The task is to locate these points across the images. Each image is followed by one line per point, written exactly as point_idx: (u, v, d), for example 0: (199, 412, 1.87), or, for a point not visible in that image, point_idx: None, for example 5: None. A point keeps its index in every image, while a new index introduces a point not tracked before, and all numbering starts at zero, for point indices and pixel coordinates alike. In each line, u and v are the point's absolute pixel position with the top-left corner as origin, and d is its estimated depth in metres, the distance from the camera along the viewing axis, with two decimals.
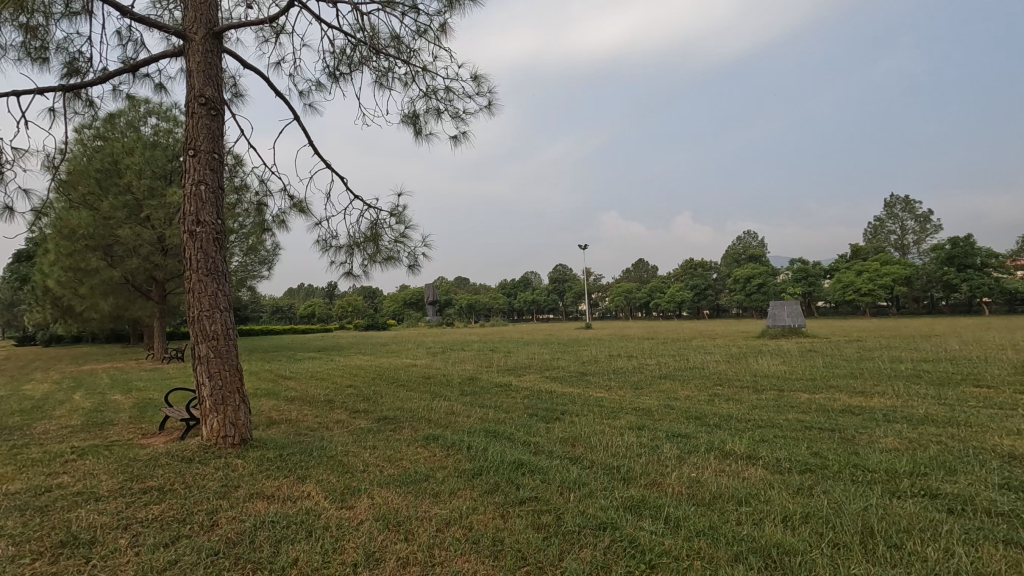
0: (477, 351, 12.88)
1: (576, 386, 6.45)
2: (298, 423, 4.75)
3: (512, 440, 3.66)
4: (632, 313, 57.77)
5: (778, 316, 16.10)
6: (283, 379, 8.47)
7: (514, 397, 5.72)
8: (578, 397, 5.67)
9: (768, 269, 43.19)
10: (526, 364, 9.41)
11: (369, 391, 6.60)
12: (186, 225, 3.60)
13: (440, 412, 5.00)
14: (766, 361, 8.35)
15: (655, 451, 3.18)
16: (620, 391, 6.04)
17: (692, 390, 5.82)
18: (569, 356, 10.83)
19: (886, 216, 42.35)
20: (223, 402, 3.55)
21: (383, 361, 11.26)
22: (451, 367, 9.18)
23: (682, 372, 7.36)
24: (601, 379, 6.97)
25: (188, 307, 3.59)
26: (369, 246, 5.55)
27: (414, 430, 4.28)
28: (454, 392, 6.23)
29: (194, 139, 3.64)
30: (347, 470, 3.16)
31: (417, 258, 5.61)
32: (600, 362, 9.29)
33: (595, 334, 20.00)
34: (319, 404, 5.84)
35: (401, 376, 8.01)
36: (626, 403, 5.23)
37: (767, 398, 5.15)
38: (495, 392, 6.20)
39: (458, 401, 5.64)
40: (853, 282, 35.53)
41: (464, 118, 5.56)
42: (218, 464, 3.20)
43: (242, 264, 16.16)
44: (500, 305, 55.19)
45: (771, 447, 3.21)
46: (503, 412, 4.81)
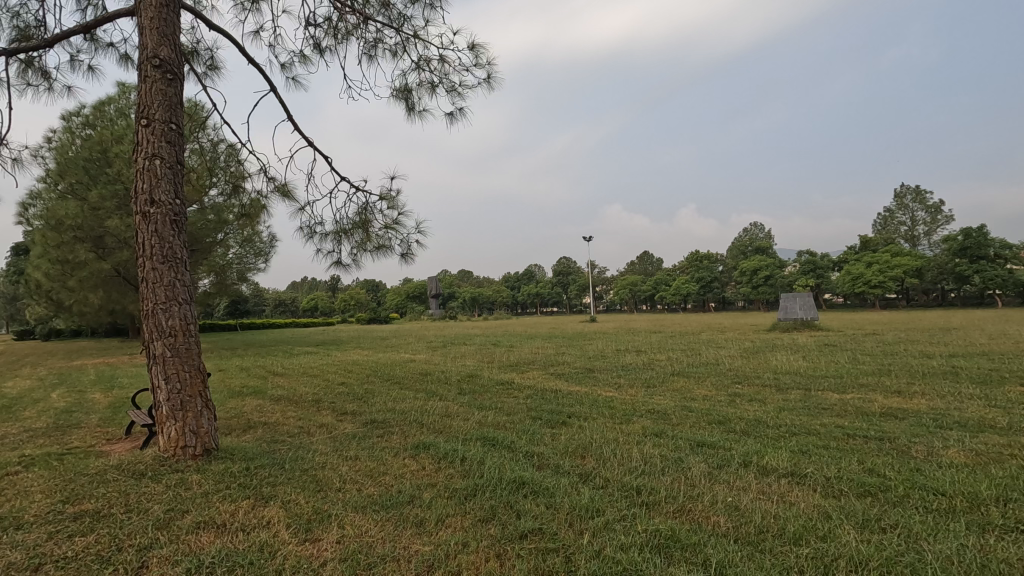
0: (479, 345, 12.44)
1: (583, 385, 5.99)
2: (279, 427, 4.31)
3: (512, 450, 3.21)
4: (637, 306, 57.24)
5: (790, 309, 15.56)
6: (274, 376, 8.05)
7: (516, 397, 5.26)
8: (585, 397, 5.20)
9: (775, 260, 42.54)
10: (529, 359, 8.96)
11: (361, 389, 6.17)
12: (139, 205, 3.14)
13: (435, 414, 4.56)
14: (784, 357, 7.87)
15: (679, 466, 2.72)
16: (631, 390, 5.59)
17: (710, 389, 5.36)
18: (575, 350, 10.37)
19: (896, 207, 41.55)
20: (182, 408, 3.10)
21: (382, 356, 10.84)
22: (451, 363, 8.74)
23: (696, 369, 6.89)
24: (609, 377, 6.49)
25: (142, 299, 3.13)
26: (359, 234, 5.08)
27: (404, 437, 3.83)
28: (452, 391, 5.79)
29: (147, 107, 3.18)
30: (321, 489, 2.71)
31: (411, 247, 5.15)
32: (606, 358, 8.82)
33: (600, 328, 19.51)
34: (306, 405, 5.41)
35: (397, 373, 7.57)
36: (638, 404, 4.77)
37: (793, 399, 4.68)
38: (495, 391, 5.75)
39: (455, 401, 5.19)
40: (862, 274, 34.90)
41: (460, 93, 5.09)
42: (171, 481, 2.76)
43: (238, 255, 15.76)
44: (503, 298, 54.79)
45: (815, 461, 2.75)
46: (504, 415, 4.37)
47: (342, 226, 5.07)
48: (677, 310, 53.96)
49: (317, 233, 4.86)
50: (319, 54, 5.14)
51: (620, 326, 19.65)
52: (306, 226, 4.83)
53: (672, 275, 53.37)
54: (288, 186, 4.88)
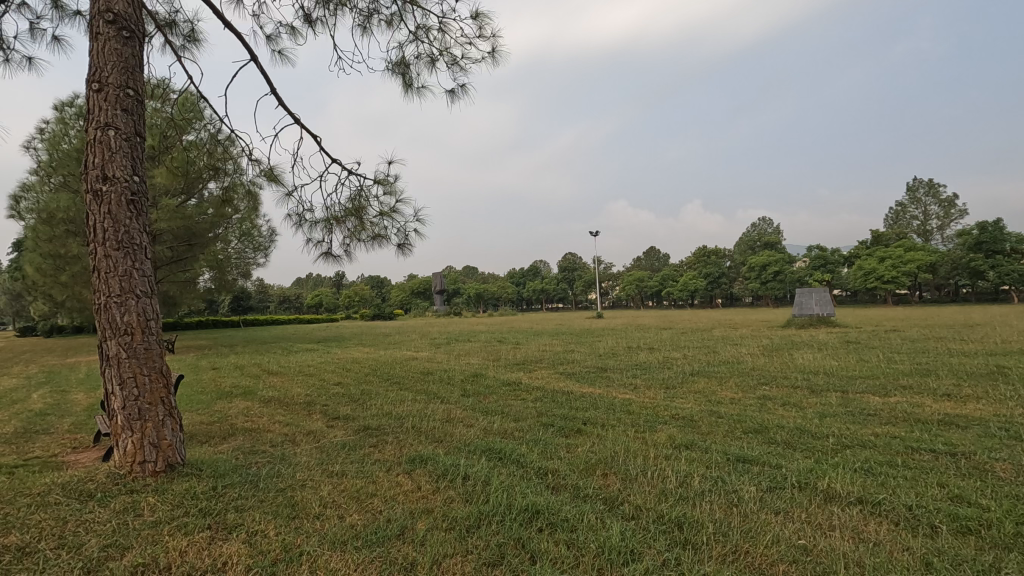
0: (484, 342, 12.01)
1: (596, 386, 5.55)
2: (263, 434, 3.89)
3: (522, 465, 2.77)
4: (643, 302, 56.68)
5: (805, 304, 15.03)
6: (268, 375, 7.65)
7: (525, 400, 4.82)
8: (600, 400, 4.75)
9: (785, 255, 41.88)
10: (536, 357, 8.51)
11: (358, 391, 5.75)
12: (90, 182, 2.71)
13: (436, 420, 4.13)
14: (809, 355, 7.38)
15: (723, 490, 2.28)
16: (649, 392, 5.14)
17: (736, 392, 4.90)
18: (584, 348, 9.92)
19: (908, 201, 40.77)
20: (139, 417, 2.67)
21: (383, 353, 10.42)
22: (454, 361, 8.30)
23: (716, 368, 6.42)
24: (623, 378, 6.04)
25: (94, 291, 2.70)
26: (353, 222, 4.66)
27: (399, 447, 3.40)
28: (455, 393, 5.36)
29: (99, 69, 2.75)
30: (296, 515, 2.28)
31: (410, 238, 4.72)
32: (618, 356, 8.37)
33: (608, 324, 19.03)
34: (296, 408, 4.99)
35: (397, 372, 7.15)
36: (659, 408, 4.32)
37: (832, 403, 4.22)
38: (501, 393, 5.31)
39: (458, 404, 4.76)
40: (874, 269, 34.20)
41: (462, 67, 4.64)
42: (119, 506, 2.33)
43: (237, 250, 15.39)
44: (509, 294, 54.35)
45: (886, 484, 2.30)
46: (512, 421, 3.93)
47: (335, 213, 4.64)
48: (684, 306, 53.36)
49: (306, 220, 4.42)
50: (309, 26, 4.69)
51: (628, 323, 19.19)
52: (295, 212, 4.39)
53: (679, 271, 52.81)
54: (273, 169, 4.44)
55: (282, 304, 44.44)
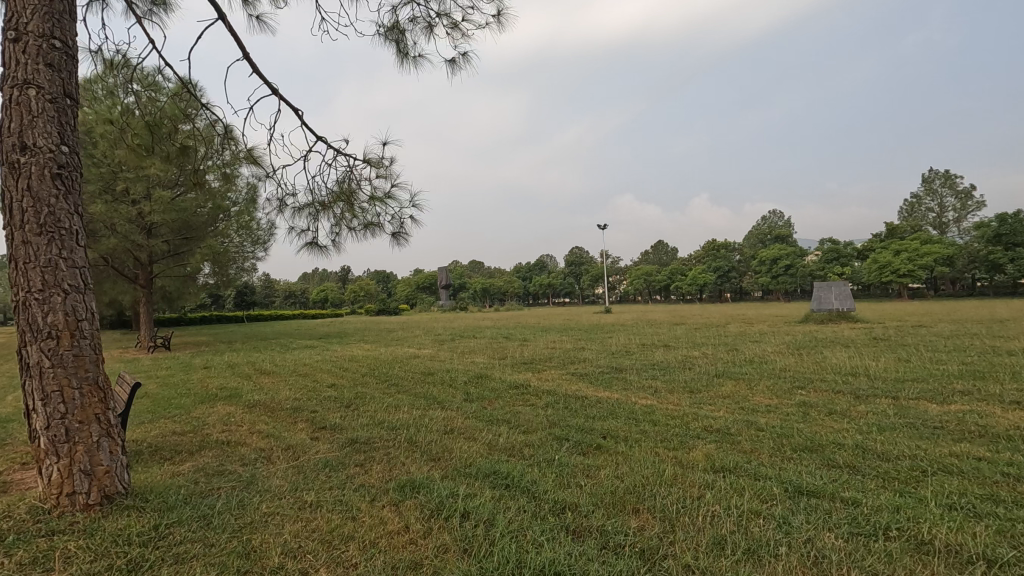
0: (490, 339, 11.51)
1: (614, 390, 5.04)
2: (237, 448, 3.40)
3: (535, 497, 2.28)
4: (651, 296, 56.00)
5: (824, 298, 14.43)
6: (259, 375, 7.17)
7: (537, 407, 4.31)
8: (621, 407, 4.23)
9: (796, 249, 41.14)
10: (545, 355, 8.00)
11: (352, 394, 5.28)
12: (5, 152, 2.22)
13: (434, 431, 3.65)
14: (840, 353, 6.83)
15: (793, 540, 1.78)
16: (671, 397, 4.64)
17: (770, 398, 4.38)
18: (594, 344, 9.42)
19: (924, 193, 39.80)
20: (67, 440, 2.19)
21: (384, 350, 9.97)
22: (458, 360, 7.81)
23: (742, 369, 5.89)
24: (643, 380, 5.52)
25: (12, 288, 2.22)
26: (342, 208, 4.17)
27: (390, 467, 2.92)
28: (458, 397, 4.86)
29: (18, 14, 2.26)
30: (249, 569, 1.81)
31: (406, 227, 4.22)
32: (633, 354, 7.85)
33: (617, 319, 18.52)
34: (283, 415, 4.51)
35: (397, 372, 6.66)
36: (688, 417, 3.80)
37: (884, 413, 3.69)
38: (510, 397, 4.80)
39: (460, 411, 4.27)
40: (889, 263, 33.34)
41: (462, 32, 4.13)
42: (28, 557, 1.86)
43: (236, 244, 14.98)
44: (515, 288, 53.88)
45: (1005, 533, 1.79)
46: (520, 434, 3.44)
47: (321, 198, 4.14)
48: (692, 301, 52.72)
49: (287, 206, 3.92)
50: None
51: (638, 318, 18.67)
52: (275, 197, 3.90)
53: (687, 265, 52.12)
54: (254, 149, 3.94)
55: (288, 299, 44.14)
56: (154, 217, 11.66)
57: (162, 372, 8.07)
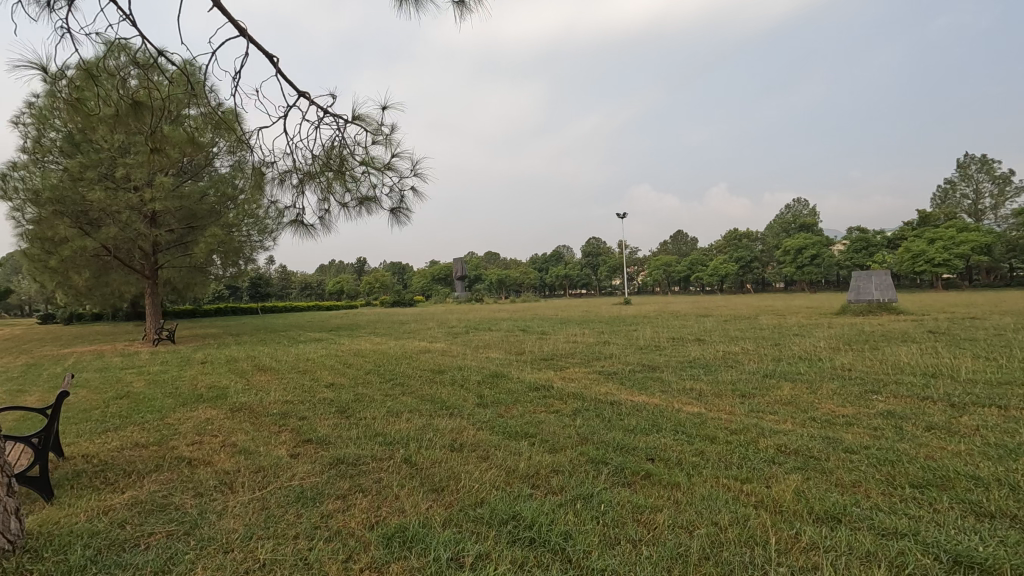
0: (506, 332, 10.84)
1: (651, 394, 4.33)
2: (195, 469, 2.76)
3: (575, 564, 1.63)
4: (670, 287, 54.89)
5: (863, 289, 13.49)
6: (256, 371, 6.60)
7: (566, 417, 3.61)
8: (667, 418, 3.51)
9: (823, 238, 39.76)
10: (567, 351, 7.30)
11: (350, 395, 4.67)
12: None
13: (438, 447, 3.01)
14: (902, 350, 6.03)
15: None
16: (719, 403, 3.93)
17: (841, 406, 3.66)
18: (619, 338, 8.73)
19: (959, 179, 38.01)
20: None
21: (395, 344, 9.39)
22: (471, 355, 7.16)
23: (795, 368, 5.14)
24: (683, 382, 4.78)
25: None
26: (332, 179, 3.54)
27: (379, 501, 2.28)
28: (470, 402, 4.19)
29: None
30: None
31: (407, 203, 3.55)
32: (665, 349, 7.12)
33: (639, 311, 17.73)
34: (267, 422, 3.89)
35: (403, 370, 6.02)
36: (750, 432, 3.09)
37: (999, 430, 2.95)
38: (531, 402, 4.12)
39: (471, 420, 3.62)
40: (923, 251, 31.80)
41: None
42: None
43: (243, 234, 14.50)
44: (532, 280, 53.12)
45: None
46: (545, 455, 2.78)
47: (306, 168, 3.52)
48: (713, 292, 51.48)
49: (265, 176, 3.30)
50: None
51: (660, 310, 17.85)
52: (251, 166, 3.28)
53: (708, 256, 50.89)
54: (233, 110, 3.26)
55: (304, 291, 43.84)
56: (156, 205, 11.19)
57: (156, 369, 7.53)
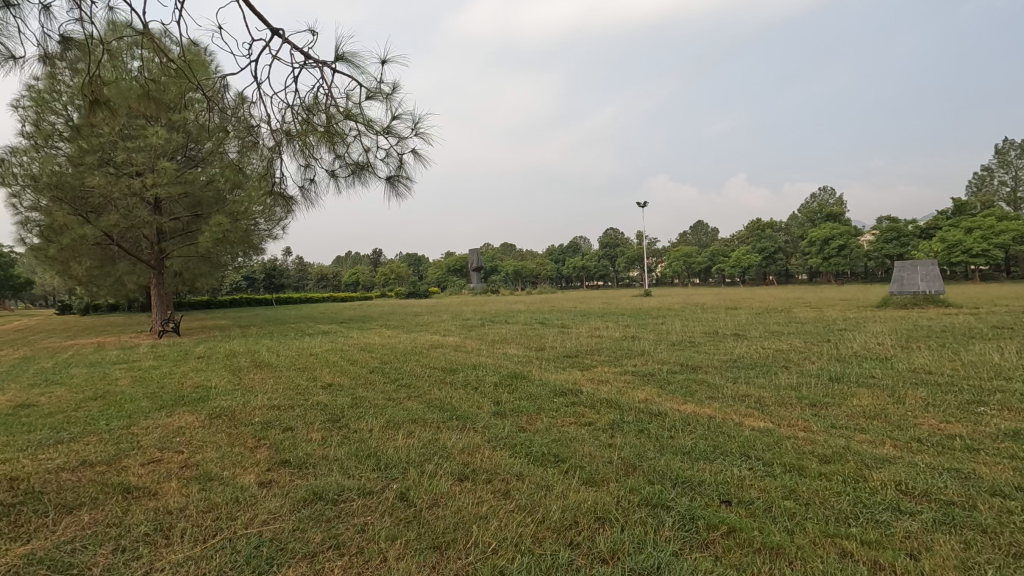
0: (524, 325, 10.17)
1: (700, 403, 3.64)
2: (132, 504, 2.16)
3: None
4: (689, 278, 53.72)
5: (907, 280, 12.52)
6: (251, 369, 6.03)
7: (603, 433, 2.94)
8: (730, 437, 2.81)
9: (851, 228, 38.30)
10: (592, 348, 6.60)
11: (347, 400, 4.05)
12: None
13: (444, 476, 2.36)
14: (983, 347, 5.23)
15: None
16: (787, 416, 3.23)
17: (948, 423, 2.93)
18: (648, 332, 8.01)
19: (997, 165, 36.22)
20: None
21: (406, 338, 8.79)
22: (486, 352, 6.51)
23: (865, 370, 4.39)
24: (734, 388, 4.08)
25: None
26: (315, 141, 2.92)
27: (360, 566, 1.65)
28: (485, 411, 3.54)
29: None
30: None
31: (406, 171, 2.91)
32: (701, 346, 6.39)
33: (662, 304, 16.89)
34: (245, 433, 3.29)
35: (411, 369, 5.40)
36: (846, 460, 2.39)
37: None
38: (557, 413, 3.45)
39: (487, 436, 2.97)
40: (960, 241, 30.25)
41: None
42: None
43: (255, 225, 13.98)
44: (549, 272, 52.30)
45: None
46: (585, 492, 2.12)
47: (283, 126, 2.90)
48: (735, 283, 50.17)
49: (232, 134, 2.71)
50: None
51: (685, 303, 16.99)
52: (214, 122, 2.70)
53: (730, 246, 49.56)
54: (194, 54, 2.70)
55: (319, 282, 43.62)
56: (157, 190, 10.80)
57: (150, 364, 7.03)
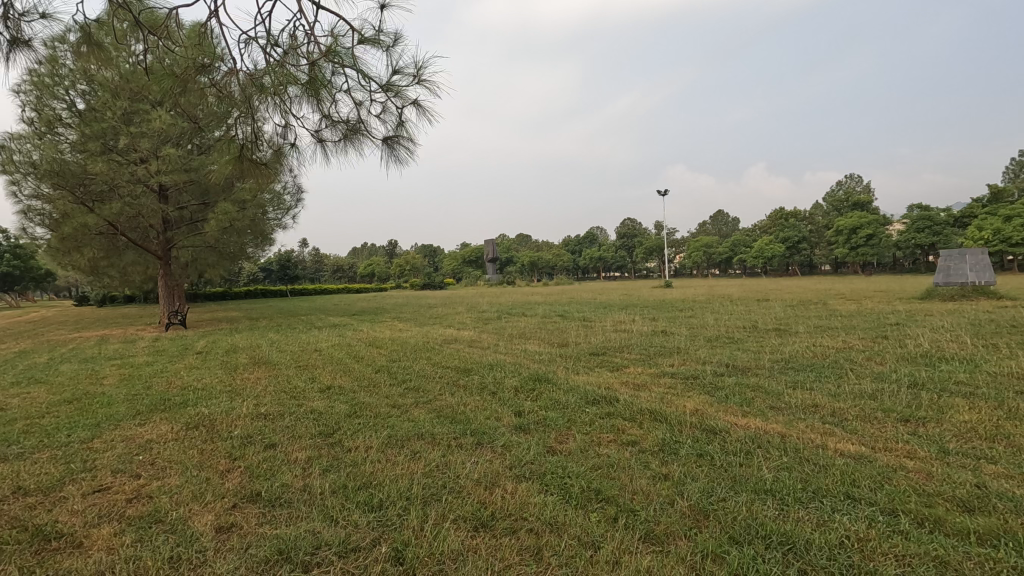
0: (544, 318, 9.59)
1: (762, 416, 3.03)
2: (41, 566, 1.63)
3: None
4: (709, 269, 52.66)
5: (955, 270, 11.66)
6: (249, 366, 5.55)
7: (652, 460, 2.36)
8: (819, 467, 2.21)
9: (880, 216, 36.83)
10: (620, 344, 6.00)
11: (345, 407, 3.51)
12: None
13: (455, 526, 1.79)
14: None
15: None
16: (877, 435, 2.61)
17: None
18: (680, 326, 7.38)
19: None
20: None
21: (419, 331, 8.29)
22: (504, 348, 5.96)
23: (951, 374, 3.73)
24: (798, 396, 3.46)
25: None
26: (295, 93, 2.40)
27: None
28: (504, 425, 2.97)
29: None
30: None
31: (405, 130, 2.38)
32: (743, 343, 5.75)
33: (686, 295, 16.16)
34: (219, 451, 2.76)
35: (421, 368, 4.85)
36: (995, 510, 1.77)
37: None
38: (591, 428, 2.88)
39: (507, 462, 2.39)
40: (998, 230, 28.77)
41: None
42: None
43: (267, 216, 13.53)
44: (565, 262, 51.48)
45: None
46: (646, 559, 1.54)
47: (256, 74, 2.37)
48: (756, 274, 48.89)
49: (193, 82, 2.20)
50: None
51: (709, 294, 16.21)
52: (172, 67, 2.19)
53: (752, 236, 48.26)
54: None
55: (335, 273, 43.54)
56: (162, 178, 10.40)
57: (145, 359, 6.58)
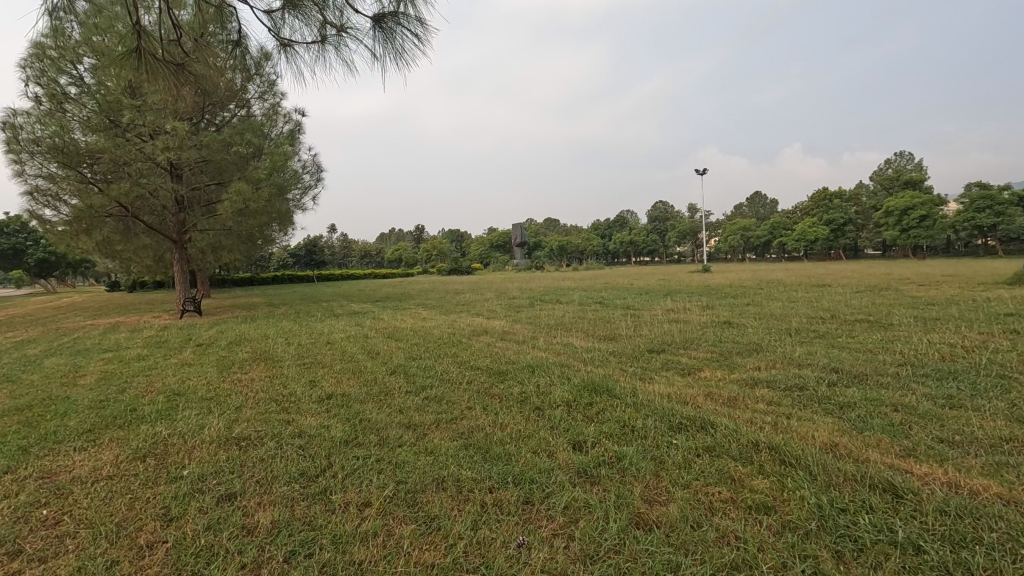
0: (583, 306, 8.61)
1: (946, 459, 2.04)
2: None
3: None
4: (746, 254, 50.67)
5: None
6: (247, 364, 4.77)
7: (821, 558, 1.42)
8: None
9: (933, 196, 34.34)
10: (682, 339, 5.02)
11: (343, 428, 2.64)
12: None
13: None
14: None
15: None
16: None
17: None
18: (746, 318, 6.32)
19: None
20: None
21: (444, 321, 7.41)
22: (542, 343, 5.03)
23: None
24: (971, 423, 2.44)
25: None
26: None
27: None
28: (561, 467, 2.06)
29: None
30: None
31: None
32: (837, 339, 4.69)
33: (731, 280, 14.89)
34: (154, 505, 1.92)
35: (445, 369, 3.98)
36: None
37: None
38: (693, 478, 1.94)
39: (575, 552, 1.49)
40: None
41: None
42: None
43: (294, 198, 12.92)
44: (595, 248, 50.08)
45: None
46: None
47: None
48: (797, 258, 46.72)
49: None
50: None
51: (758, 279, 14.90)
52: None
53: (792, 218, 46.00)
54: None
55: (363, 259, 43.24)
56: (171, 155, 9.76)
57: (141, 352, 5.88)
